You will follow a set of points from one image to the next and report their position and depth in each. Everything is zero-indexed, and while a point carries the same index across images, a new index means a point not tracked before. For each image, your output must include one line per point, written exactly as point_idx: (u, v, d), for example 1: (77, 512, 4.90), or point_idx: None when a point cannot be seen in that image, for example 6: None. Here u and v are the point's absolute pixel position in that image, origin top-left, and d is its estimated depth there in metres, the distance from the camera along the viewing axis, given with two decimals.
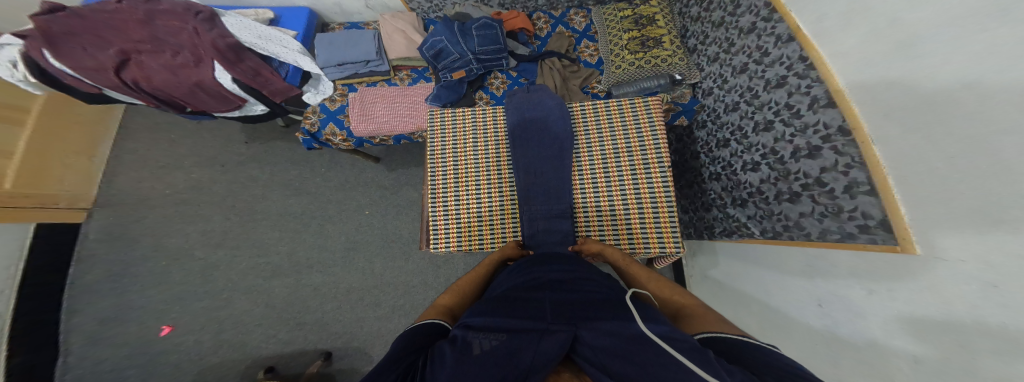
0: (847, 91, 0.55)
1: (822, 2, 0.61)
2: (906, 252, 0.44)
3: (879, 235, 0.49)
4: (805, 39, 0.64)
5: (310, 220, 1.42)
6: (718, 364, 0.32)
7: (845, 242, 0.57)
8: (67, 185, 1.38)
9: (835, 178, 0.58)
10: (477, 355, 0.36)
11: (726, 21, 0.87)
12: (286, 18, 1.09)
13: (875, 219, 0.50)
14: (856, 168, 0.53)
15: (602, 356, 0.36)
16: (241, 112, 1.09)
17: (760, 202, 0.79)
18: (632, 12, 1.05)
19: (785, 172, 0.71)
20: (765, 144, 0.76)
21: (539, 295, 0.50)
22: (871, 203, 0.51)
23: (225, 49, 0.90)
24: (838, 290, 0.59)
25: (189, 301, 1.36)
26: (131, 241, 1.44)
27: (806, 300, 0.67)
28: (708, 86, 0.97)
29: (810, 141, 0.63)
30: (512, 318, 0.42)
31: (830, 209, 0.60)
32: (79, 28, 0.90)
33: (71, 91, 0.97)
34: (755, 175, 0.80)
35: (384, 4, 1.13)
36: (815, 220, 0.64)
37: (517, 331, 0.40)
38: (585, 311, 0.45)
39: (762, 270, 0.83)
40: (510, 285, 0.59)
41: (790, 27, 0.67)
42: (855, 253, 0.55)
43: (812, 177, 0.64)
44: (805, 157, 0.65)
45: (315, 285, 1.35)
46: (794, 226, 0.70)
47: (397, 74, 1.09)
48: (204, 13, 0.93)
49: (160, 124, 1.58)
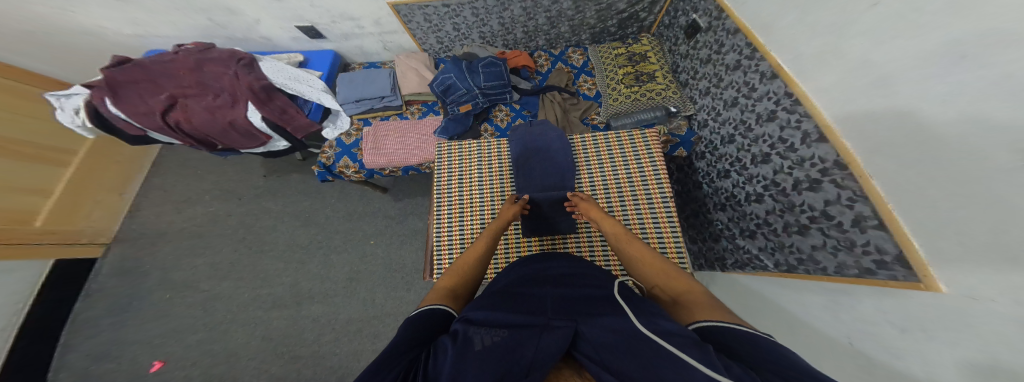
0: (837, 127, 0.57)
1: (797, 42, 0.65)
2: (930, 290, 0.42)
3: (899, 272, 0.47)
4: (788, 76, 0.67)
5: (315, 250, 1.42)
6: (718, 359, 0.30)
7: (865, 278, 0.55)
8: (93, 221, 1.46)
9: (842, 211, 0.58)
10: (478, 351, 0.34)
11: (713, 58, 0.93)
12: (313, 60, 1.23)
13: (891, 254, 0.49)
14: (860, 201, 0.53)
15: (598, 352, 0.35)
16: (265, 148, 1.17)
17: (769, 233, 0.79)
18: (625, 50, 1.14)
19: (790, 204, 0.72)
20: (766, 175, 0.78)
21: (540, 293, 0.51)
22: (883, 238, 0.50)
23: (259, 90, 1.01)
24: (868, 326, 0.51)
25: (185, 335, 1.32)
26: (140, 273, 1.46)
27: (830, 337, 0.58)
28: (703, 118, 1.01)
29: (810, 174, 0.65)
30: (512, 317, 0.42)
31: (843, 242, 0.60)
32: (138, 78, 1.03)
33: (119, 134, 1.08)
34: (760, 207, 0.81)
35: (401, 46, 1.27)
36: (830, 254, 0.63)
37: (517, 329, 0.39)
38: (585, 309, 0.45)
39: (776, 301, 0.76)
40: (508, 282, 0.60)
41: (772, 66, 0.71)
42: (881, 289, 0.51)
43: (818, 210, 0.64)
44: (807, 190, 0.66)
45: (314, 316, 1.30)
46: (809, 259, 0.69)
47: (408, 108, 1.18)
48: (246, 59, 1.06)
49: (187, 161, 1.68)
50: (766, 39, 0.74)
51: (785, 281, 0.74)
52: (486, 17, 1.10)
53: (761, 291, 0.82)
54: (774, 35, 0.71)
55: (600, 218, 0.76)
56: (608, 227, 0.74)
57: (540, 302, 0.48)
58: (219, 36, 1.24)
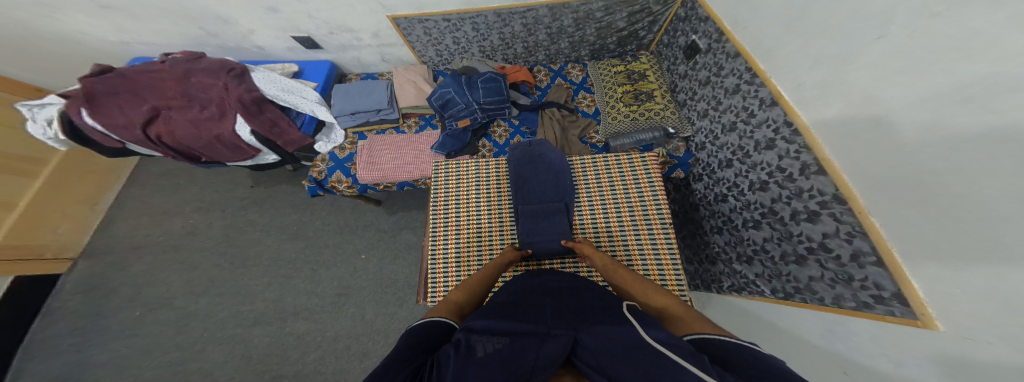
0: (836, 160, 0.57)
1: (798, 72, 0.65)
2: (926, 327, 0.42)
3: (896, 308, 0.47)
4: (788, 105, 0.68)
5: (303, 265, 1.35)
6: (712, 369, 0.32)
7: (861, 311, 0.53)
8: (58, 235, 1.36)
9: (840, 245, 0.58)
10: (481, 358, 0.35)
11: (712, 81, 0.94)
12: (308, 71, 1.20)
13: (888, 291, 0.48)
14: (858, 237, 0.53)
15: (596, 359, 0.37)
16: (253, 161, 1.12)
17: (766, 260, 0.79)
18: (624, 68, 1.15)
19: (788, 233, 0.72)
20: (764, 203, 0.78)
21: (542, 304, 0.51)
22: (880, 274, 0.49)
23: (249, 102, 0.98)
24: (866, 359, 0.50)
25: (155, 355, 1.22)
26: (109, 290, 1.35)
27: (828, 366, 0.56)
28: (701, 141, 1.02)
29: (808, 205, 0.64)
30: (513, 325, 0.42)
31: (840, 275, 0.59)
32: (118, 88, 0.98)
33: (94, 146, 1.02)
34: (758, 233, 0.81)
35: (399, 58, 1.25)
36: (827, 285, 0.62)
37: (518, 336, 0.40)
38: (585, 317, 0.46)
39: (773, 329, 0.74)
40: (510, 291, 0.58)
41: (772, 93, 0.72)
42: (878, 323, 0.50)
43: (816, 241, 0.64)
44: (806, 221, 0.66)
45: (299, 334, 1.23)
46: (805, 288, 0.68)
47: (405, 122, 1.15)
48: (236, 69, 1.03)
49: (168, 171, 1.60)
50: (766, 65, 0.74)
51: (782, 308, 0.73)
52: (486, 32, 1.10)
53: (758, 314, 0.81)
54: (773, 62, 0.72)
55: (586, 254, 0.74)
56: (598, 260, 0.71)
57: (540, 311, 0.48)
58: (210, 45, 1.20)
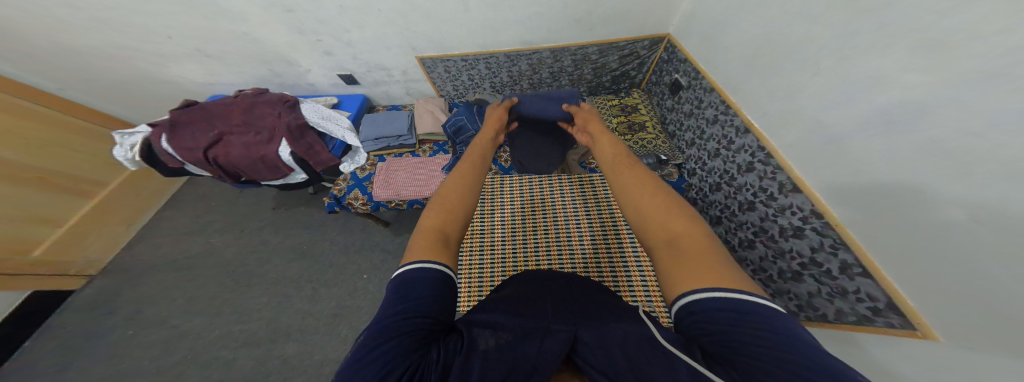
0: (808, 181, 0.64)
1: (761, 103, 0.76)
2: (928, 338, 0.44)
3: (895, 319, 0.48)
4: (759, 133, 0.76)
5: (304, 284, 1.35)
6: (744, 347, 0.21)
7: (863, 325, 0.54)
8: (89, 251, 1.46)
9: (828, 259, 0.60)
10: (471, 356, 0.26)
11: (695, 112, 1.04)
12: (346, 103, 1.41)
13: (882, 301, 0.50)
14: (841, 249, 0.57)
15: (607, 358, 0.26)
16: (284, 180, 1.24)
17: (766, 280, 0.79)
18: (618, 102, 1.30)
19: (780, 250, 0.73)
20: (754, 222, 0.81)
21: (537, 292, 0.40)
22: (870, 285, 0.52)
23: (294, 128, 1.15)
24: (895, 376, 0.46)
25: (133, 379, 1.16)
26: (115, 306, 1.37)
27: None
28: (692, 167, 1.08)
29: (792, 221, 0.68)
30: (505, 316, 0.32)
31: (835, 289, 0.60)
32: (196, 118, 1.18)
33: (159, 166, 1.19)
34: (753, 253, 0.82)
35: (421, 92, 1.45)
36: (826, 300, 0.63)
37: (512, 329, 0.30)
38: (595, 310, 0.35)
39: None
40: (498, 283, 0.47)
41: (744, 121, 0.81)
42: (881, 337, 0.51)
43: (806, 256, 0.66)
44: (792, 237, 0.69)
45: (285, 358, 1.15)
46: (807, 306, 0.67)
47: (420, 147, 1.29)
48: (291, 102, 1.22)
49: (204, 194, 1.76)
50: (737, 98, 0.85)
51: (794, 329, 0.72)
52: (497, 71, 1.30)
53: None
54: (743, 94, 0.82)
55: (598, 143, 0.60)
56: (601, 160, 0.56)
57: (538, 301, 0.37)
58: (273, 83, 1.46)
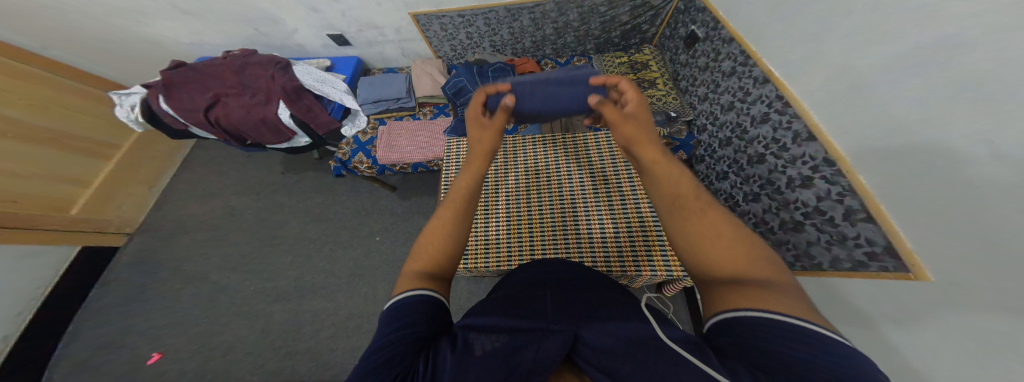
0: (824, 126, 0.63)
1: (786, 50, 0.71)
2: (918, 279, 0.46)
3: (890, 263, 0.51)
4: (779, 81, 0.73)
5: (323, 245, 1.46)
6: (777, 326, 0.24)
7: (859, 270, 0.58)
8: (121, 212, 1.55)
9: (833, 206, 0.62)
10: (478, 356, 0.34)
11: (710, 66, 0.98)
12: (338, 65, 1.34)
13: (880, 245, 0.53)
14: (849, 195, 0.58)
15: (602, 359, 0.34)
16: (288, 144, 1.25)
17: (767, 232, 0.83)
18: (627, 59, 1.22)
19: (784, 201, 0.76)
20: (761, 175, 0.83)
21: (541, 293, 0.48)
22: (872, 229, 0.54)
23: (290, 90, 1.12)
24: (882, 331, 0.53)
25: (187, 326, 1.34)
26: (156, 264, 1.51)
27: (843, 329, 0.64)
28: (702, 123, 1.05)
29: (802, 171, 0.69)
30: (512, 320, 0.41)
31: (835, 236, 0.63)
32: (189, 79, 1.16)
33: (162, 127, 1.19)
34: (756, 206, 0.85)
35: (417, 53, 1.38)
36: (823, 248, 0.67)
37: (516, 332, 0.39)
38: (590, 309, 0.43)
39: None
40: (510, 277, 0.56)
41: (764, 70, 0.77)
42: (875, 280, 0.54)
43: (811, 205, 0.68)
44: (800, 187, 0.71)
45: (315, 311, 1.31)
46: (803, 255, 0.72)
47: (421, 110, 1.26)
48: (281, 63, 1.18)
49: (214, 159, 1.80)
50: (759, 48, 0.80)
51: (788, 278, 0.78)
52: (497, 27, 1.20)
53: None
54: (763, 43, 0.78)
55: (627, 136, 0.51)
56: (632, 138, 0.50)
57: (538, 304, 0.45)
58: (260, 43, 1.38)
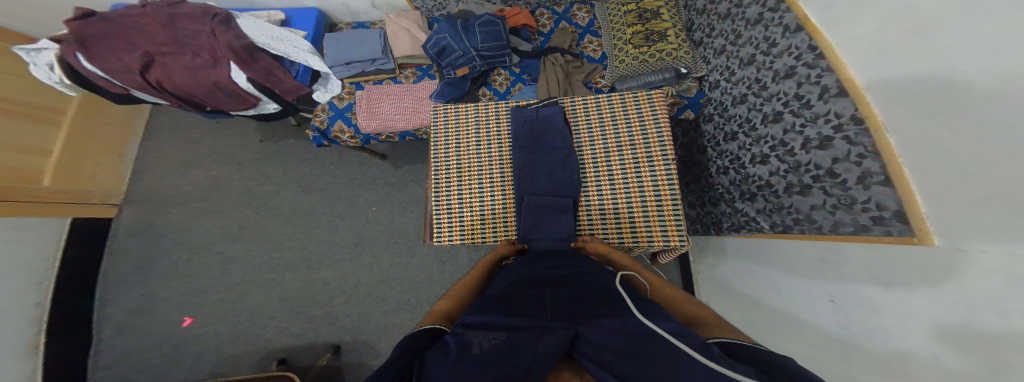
0: (859, 80, 0.55)
1: None
2: (922, 244, 0.45)
3: (895, 227, 0.49)
4: (815, 28, 0.63)
5: (320, 216, 1.47)
6: (721, 358, 0.36)
7: (858, 235, 0.57)
8: (98, 183, 1.47)
9: (849, 168, 0.58)
10: (477, 354, 0.39)
11: (732, 12, 0.87)
12: (296, 20, 1.15)
13: (890, 210, 0.50)
14: (869, 158, 0.53)
15: (605, 356, 0.41)
16: (255, 110, 1.14)
17: (769, 195, 0.80)
18: (636, 6, 1.05)
19: (795, 164, 0.71)
20: (775, 136, 0.76)
21: (540, 291, 0.56)
22: (887, 194, 0.51)
23: (240, 49, 0.95)
24: (850, 285, 0.60)
25: (208, 294, 1.43)
26: (156, 236, 1.52)
27: (818, 295, 0.68)
28: (715, 79, 0.96)
29: (821, 131, 0.63)
30: (514, 317, 0.47)
31: (844, 201, 0.60)
32: (106, 32, 0.95)
33: (100, 92, 1.03)
34: (764, 168, 0.81)
35: (389, 4, 1.18)
36: (827, 213, 0.64)
37: (518, 329, 0.44)
38: (587, 310, 0.49)
39: (770, 269, 0.85)
40: (511, 280, 0.64)
41: (800, 16, 0.67)
42: (873, 244, 0.54)
43: (824, 168, 0.64)
44: (816, 148, 0.65)
45: (326, 280, 1.40)
46: (805, 219, 0.70)
47: (402, 72, 1.12)
48: (220, 15, 0.98)
49: (181, 125, 1.65)
50: None
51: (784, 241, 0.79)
52: None
53: (761, 249, 0.89)
54: None
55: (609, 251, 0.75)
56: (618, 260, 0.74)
57: (540, 303, 0.51)
58: None
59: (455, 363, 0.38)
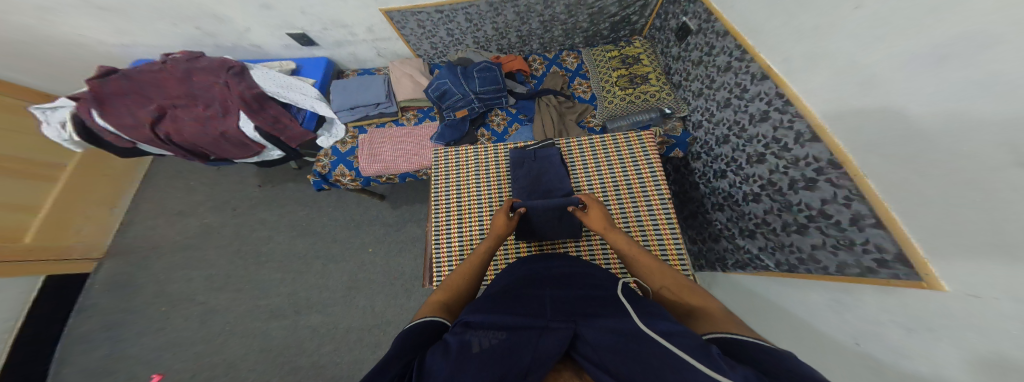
0: (828, 126, 0.57)
1: (787, 45, 0.65)
2: (931, 288, 0.42)
3: (900, 271, 0.47)
4: (777, 77, 0.68)
5: (313, 260, 1.40)
6: (722, 360, 0.31)
7: (865, 277, 0.55)
8: (83, 236, 1.42)
9: (839, 210, 0.59)
10: (477, 353, 0.34)
11: (704, 59, 0.94)
12: (305, 68, 1.25)
13: (890, 253, 0.49)
14: (856, 200, 0.54)
15: (602, 355, 0.35)
16: (258, 157, 1.15)
17: (768, 233, 0.80)
18: (618, 52, 1.16)
19: (787, 203, 0.72)
20: (762, 175, 0.79)
21: (540, 292, 0.52)
22: (882, 236, 0.50)
23: (251, 99, 1.02)
24: (874, 325, 0.51)
25: (180, 350, 1.29)
26: (134, 289, 1.42)
27: (838, 336, 0.58)
28: (697, 119, 1.02)
29: (805, 173, 0.65)
30: (510, 318, 0.43)
31: (842, 241, 0.60)
32: (125, 90, 1.01)
33: (107, 147, 1.04)
34: (759, 206, 0.81)
35: (395, 52, 1.30)
36: (830, 253, 0.64)
37: (516, 328, 0.40)
38: (586, 310, 0.46)
39: (781, 300, 0.75)
40: (505, 282, 0.61)
41: (761, 67, 0.72)
42: (882, 288, 0.51)
43: (816, 208, 0.65)
44: (804, 189, 0.67)
45: (313, 327, 1.28)
46: (809, 258, 0.69)
47: (404, 114, 1.18)
48: (236, 68, 1.06)
49: (181, 173, 1.66)
50: (754, 40, 0.75)
51: (788, 280, 0.74)
52: (479, 22, 1.13)
53: (766, 287, 0.82)
54: (760, 36, 0.73)
55: (606, 230, 0.70)
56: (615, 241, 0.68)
57: (538, 304, 0.48)
58: (209, 44, 1.27)
59: (454, 362, 0.33)
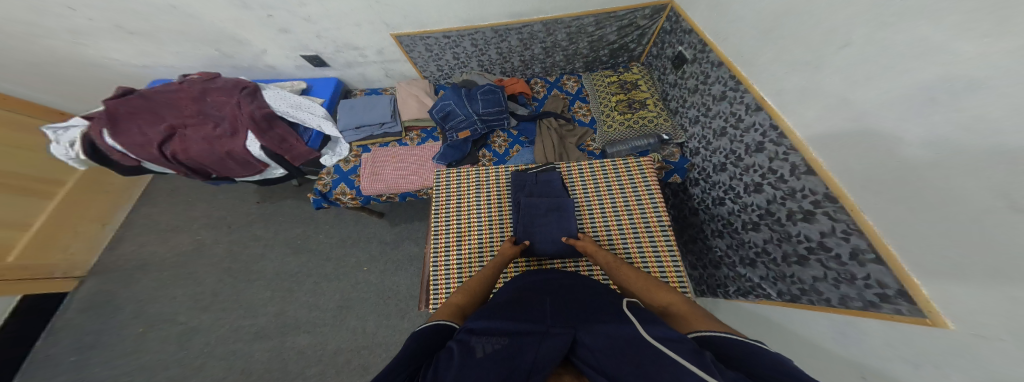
0: (821, 160, 0.58)
1: (776, 78, 0.68)
2: (937, 326, 0.40)
3: (903, 306, 0.46)
4: (771, 109, 0.70)
5: (305, 278, 1.35)
6: (713, 364, 0.32)
7: (868, 311, 0.52)
8: (69, 254, 1.38)
9: (838, 243, 0.58)
10: (479, 359, 0.35)
11: (700, 88, 0.98)
12: (316, 88, 1.29)
13: (892, 288, 0.47)
14: (854, 234, 0.53)
15: (598, 357, 0.36)
16: (261, 176, 1.15)
17: (769, 263, 0.78)
18: (616, 78, 1.21)
19: (786, 234, 0.72)
20: (760, 204, 0.79)
21: (541, 300, 0.51)
22: (882, 271, 0.49)
23: (260, 118, 1.03)
24: (881, 364, 0.48)
25: (153, 375, 1.20)
26: (113, 309, 1.35)
27: (844, 375, 0.53)
28: (695, 146, 1.04)
29: (802, 205, 0.65)
30: (513, 325, 0.42)
31: (843, 275, 0.58)
32: (139, 108, 1.04)
33: (113, 165, 1.05)
34: (759, 235, 0.80)
35: (402, 73, 1.34)
36: (832, 285, 0.61)
37: (517, 335, 0.40)
38: (587, 316, 0.45)
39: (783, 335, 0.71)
40: (511, 289, 0.59)
41: (755, 98, 0.75)
42: (883, 323, 0.49)
43: (815, 241, 0.64)
44: (802, 221, 0.66)
45: (300, 349, 1.20)
46: (811, 290, 0.66)
47: (407, 134, 1.20)
48: (249, 88, 1.10)
49: (179, 189, 1.65)
50: (748, 73, 0.78)
51: (789, 311, 0.72)
52: (484, 47, 1.19)
53: (768, 319, 0.78)
54: (753, 69, 0.76)
55: (595, 250, 0.74)
56: (603, 259, 0.71)
57: (540, 311, 0.47)
58: (224, 65, 1.32)
59: (456, 370, 0.33)
